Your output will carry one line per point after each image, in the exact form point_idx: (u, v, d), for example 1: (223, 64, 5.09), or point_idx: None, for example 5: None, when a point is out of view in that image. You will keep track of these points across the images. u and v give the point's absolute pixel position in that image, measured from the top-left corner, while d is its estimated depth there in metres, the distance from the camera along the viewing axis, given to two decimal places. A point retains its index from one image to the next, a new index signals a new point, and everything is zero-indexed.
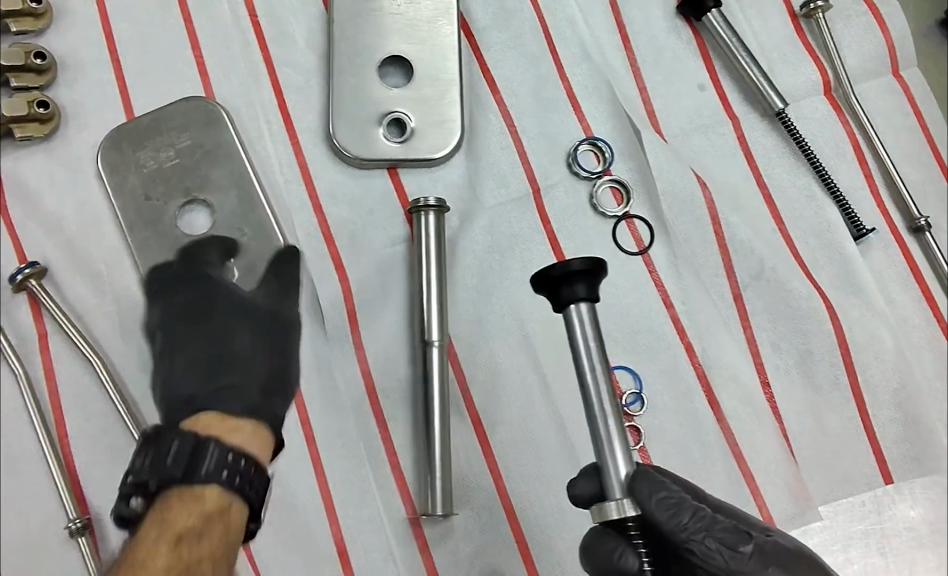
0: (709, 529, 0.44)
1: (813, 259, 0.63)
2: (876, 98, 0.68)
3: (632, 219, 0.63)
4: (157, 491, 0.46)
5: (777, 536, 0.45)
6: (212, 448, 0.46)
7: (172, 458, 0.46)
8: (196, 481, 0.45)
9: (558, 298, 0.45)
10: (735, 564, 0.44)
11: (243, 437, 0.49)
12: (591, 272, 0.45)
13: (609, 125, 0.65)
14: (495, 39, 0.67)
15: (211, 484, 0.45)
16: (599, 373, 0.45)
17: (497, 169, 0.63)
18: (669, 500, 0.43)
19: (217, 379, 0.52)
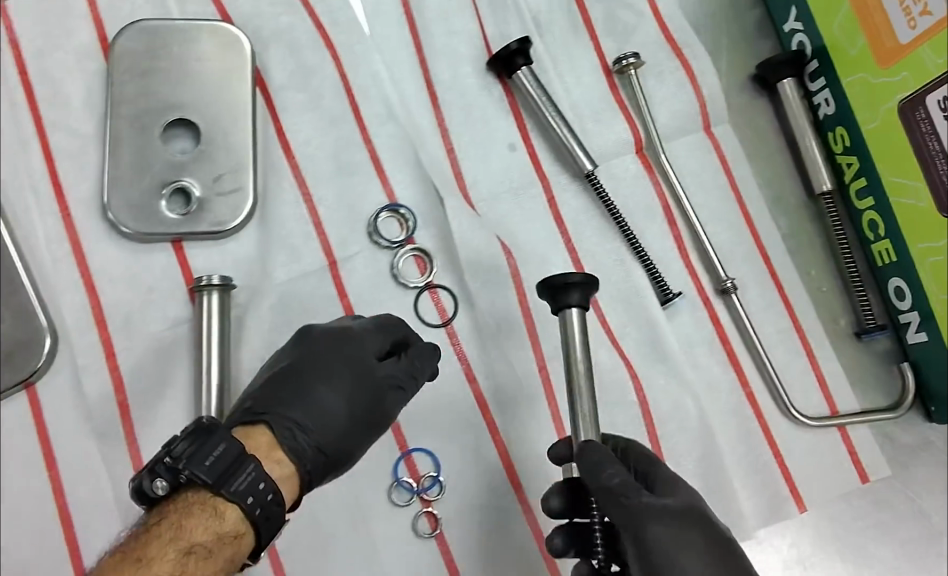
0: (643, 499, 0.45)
1: (620, 326, 0.62)
2: (685, 157, 0.67)
3: (435, 289, 0.61)
4: (186, 483, 0.43)
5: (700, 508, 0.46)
6: (253, 468, 0.44)
7: (213, 461, 0.43)
8: (222, 494, 0.43)
9: (555, 299, 0.50)
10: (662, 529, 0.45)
11: (280, 473, 0.47)
12: (589, 282, 0.50)
13: (413, 190, 0.63)
14: (293, 98, 0.64)
15: (235, 505, 0.43)
16: (581, 361, 0.49)
17: (289, 241, 0.60)
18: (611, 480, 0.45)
19: (307, 411, 0.49)
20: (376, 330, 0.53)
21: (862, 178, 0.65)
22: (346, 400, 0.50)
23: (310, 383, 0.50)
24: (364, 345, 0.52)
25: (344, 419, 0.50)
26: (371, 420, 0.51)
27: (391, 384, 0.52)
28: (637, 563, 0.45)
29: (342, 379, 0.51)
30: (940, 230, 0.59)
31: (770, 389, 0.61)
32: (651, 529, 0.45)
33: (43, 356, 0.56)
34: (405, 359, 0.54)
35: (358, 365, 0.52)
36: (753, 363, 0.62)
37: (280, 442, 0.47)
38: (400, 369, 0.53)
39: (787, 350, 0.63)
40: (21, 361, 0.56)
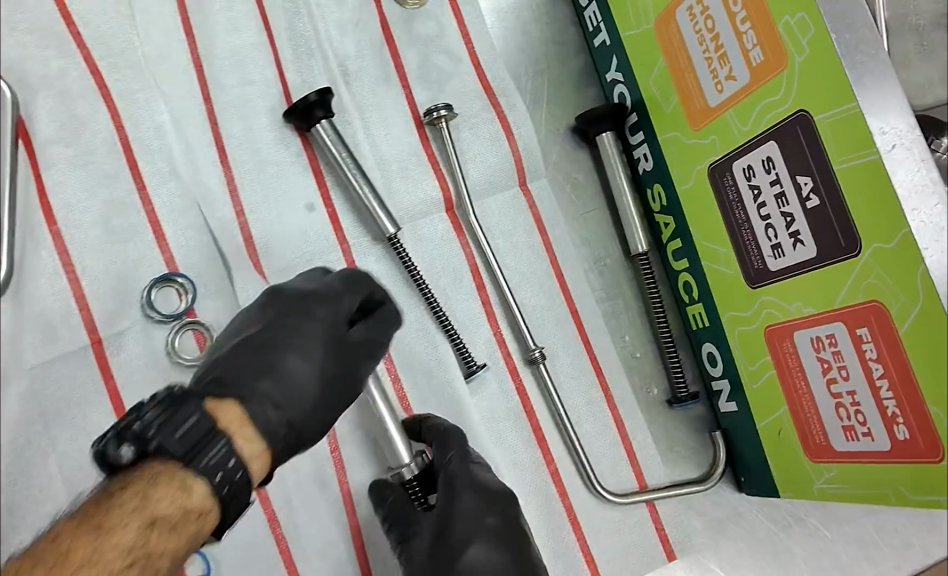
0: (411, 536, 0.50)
1: (421, 402, 0.58)
2: (498, 216, 0.64)
3: None
4: (153, 453, 0.39)
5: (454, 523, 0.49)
6: (222, 444, 0.39)
7: (183, 434, 0.39)
8: (191, 469, 0.39)
9: None
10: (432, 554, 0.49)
11: (252, 450, 0.41)
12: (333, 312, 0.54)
13: (195, 257, 0.58)
14: (59, 154, 0.57)
15: (200, 482, 0.39)
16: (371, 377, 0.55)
17: (45, 321, 0.54)
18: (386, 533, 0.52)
19: (302, 381, 0.45)
20: (347, 288, 0.49)
21: (677, 240, 0.62)
22: (319, 371, 0.46)
23: (268, 351, 0.45)
24: (321, 316, 0.47)
25: (314, 392, 0.45)
26: (338, 390, 0.47)
27: (362, 352, 0.49)
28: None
29: (312, 350, 0.46)
30: (746, 299, 0.56)
31: (577, 465, 0.59)
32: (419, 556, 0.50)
33: None
34: (366, 325, 0.50)
35: (324, 321, 0.47)
36: (559, 437, 0.59)
37: (250, 417, 0.42)
38: (363, 337, 0.50)
39: (595, 421, 0.61)
40: None
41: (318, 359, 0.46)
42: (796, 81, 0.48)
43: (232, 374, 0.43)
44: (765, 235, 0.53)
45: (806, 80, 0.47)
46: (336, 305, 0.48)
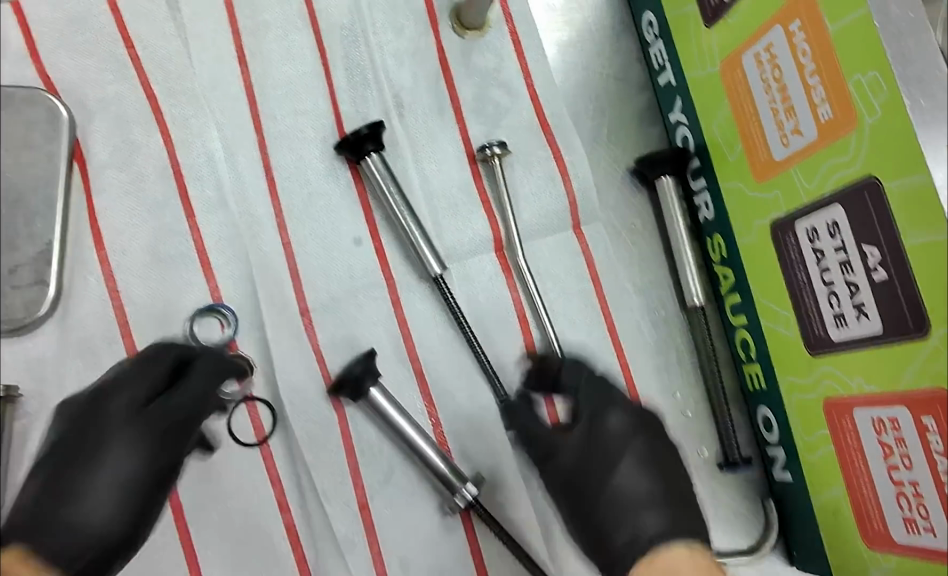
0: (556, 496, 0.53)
1: (461, 449, 0.57)
2: (549, 259, 0.62)
3: (254, 401, 0.55)
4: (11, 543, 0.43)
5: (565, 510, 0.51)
6: None
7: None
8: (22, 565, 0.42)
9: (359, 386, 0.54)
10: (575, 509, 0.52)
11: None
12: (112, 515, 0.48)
13: (240, 288, 0.58)
14: (113, 179, 0.58)
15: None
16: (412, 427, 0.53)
17: (89, 346, 0.55)
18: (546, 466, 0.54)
19: (99, 488, 0.45)
20: (159, 357, 0.52)
21: (736, 294, 0.59)
22: (142, 464, 0.47)
23: (90, 478, 0.46)
24: (115, 407, 0.49)
25: (102, 527, 0.45)
26: (162, 476, 0.48)
27: (170, 419, 0.49)
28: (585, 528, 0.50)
29: (129, 440, 0.47)
30: (804, 366, 0.53)
31: None
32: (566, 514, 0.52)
33: None
34: (160, 397, 0.50)
35: (97, 408, 0.49)
36: None
37: (34, 551, 0.43)
38: (184, 401, 0.50)
39: None
40: None
41: (108, 451, 0.47)
42: (865, 143, 0.45)
43: (43, 495, 0.45)
44: (828, 302, 0.50)
45: (876, 143, 0.44)
46: (128, 394, 0.49)
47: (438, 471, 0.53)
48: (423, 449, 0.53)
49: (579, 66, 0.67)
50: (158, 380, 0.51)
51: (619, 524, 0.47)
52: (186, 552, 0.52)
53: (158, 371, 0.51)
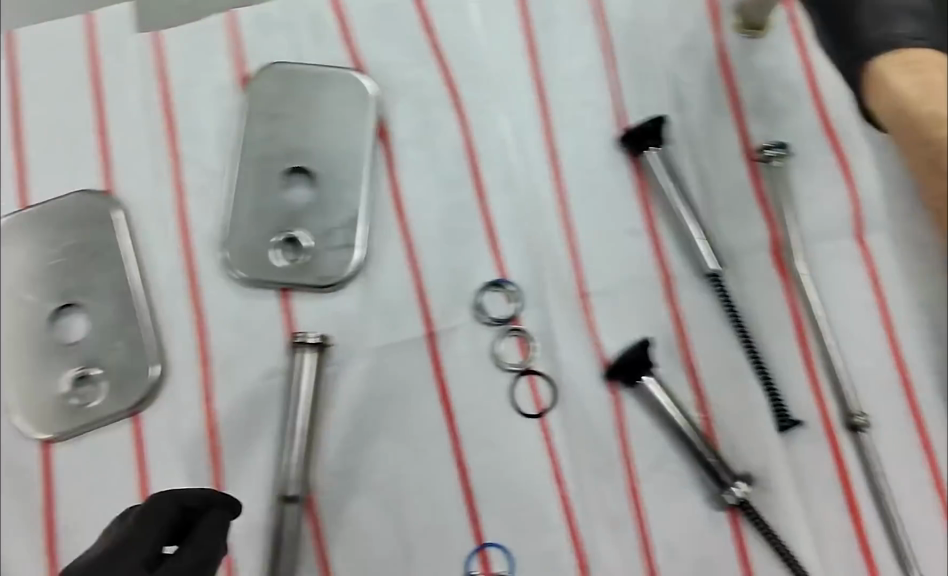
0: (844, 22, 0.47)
1: (732, 446, 0.57)
2: (828, 264, 0.60)
3: (534, 375, 0.58)
4: None
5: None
6: None
7: None
8: None
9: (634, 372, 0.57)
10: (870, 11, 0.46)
11: None
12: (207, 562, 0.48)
13: (524, 267, 0.61)
14: (412, 155, 0.63)
15: None
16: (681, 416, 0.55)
17: (389, 306, 0.59)
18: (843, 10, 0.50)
19: None
20: (146, 532, 0.47)
21: None
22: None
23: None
24: (133, 551, 0.46)
25: None
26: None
27: (146, 566, 0.46)
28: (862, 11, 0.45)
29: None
30: None
31: (891, 543, 0.55)
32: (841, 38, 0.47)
33: (150, 383, 0.57)
34: (139, 556, 0.46)
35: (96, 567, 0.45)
36: (876, 511, 0.56)
37: None
38: (185, 551, 0.47)
39: (916, 501, 0.56)
40: (129, 390, 0.57)
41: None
42: None
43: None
44: None
45: None
46: (130, 551, 0.46)
47: (707, 461, 0.55)
48: (693, 439, 0.55)
49: None
50: (161, 521, 0.48)
51: (879, 19, 0.44)
52: (470, 509, 0.56)
53: (151, 527, 0.47)
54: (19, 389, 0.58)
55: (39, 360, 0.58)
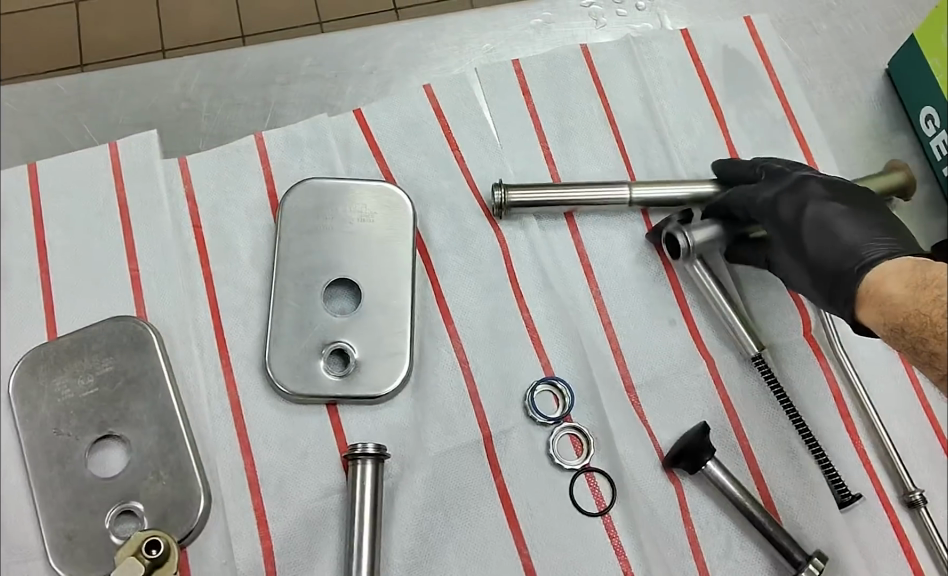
0: (805, 230, 0.56)
1: (797, 527, 0.57)
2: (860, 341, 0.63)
3: (591, 472, 0.57)
4: None
5: (782, 214, 0.58)
6: None
7: None
8: None
9: (705, 451, 0.56)
10: (831, 223, 0.55)
11: None
12: None
13: (569, 361, 0.61)
14: (451, 262, 0.63)
15: None
16: (742, 495, 0.55)
17: (445, 413, 0.59)
18: (787, 213, 0.57)
19: None
20: None
21: None
22: None
23: None
24: None
25: None
26: None
27: None
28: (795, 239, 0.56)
29: None
30: None
31: None
32: (841, 232, 0.54)
33: (196, 517, 0.55)
34: None
35: None
36: None
37: None
38: None
39: None
40: (173, 522, 0.55)
41: None
42: None
43: None
44: None
45: None
46: None
47: (779, 544, 0.54)
48: (758, 516, 0.55)
49: (636, 10, 0.74)
50: None
51: (838, 260, 0.53)
52: None
53: None
54: (52, 536, 0.55)
55: (73, 499, 0.56)
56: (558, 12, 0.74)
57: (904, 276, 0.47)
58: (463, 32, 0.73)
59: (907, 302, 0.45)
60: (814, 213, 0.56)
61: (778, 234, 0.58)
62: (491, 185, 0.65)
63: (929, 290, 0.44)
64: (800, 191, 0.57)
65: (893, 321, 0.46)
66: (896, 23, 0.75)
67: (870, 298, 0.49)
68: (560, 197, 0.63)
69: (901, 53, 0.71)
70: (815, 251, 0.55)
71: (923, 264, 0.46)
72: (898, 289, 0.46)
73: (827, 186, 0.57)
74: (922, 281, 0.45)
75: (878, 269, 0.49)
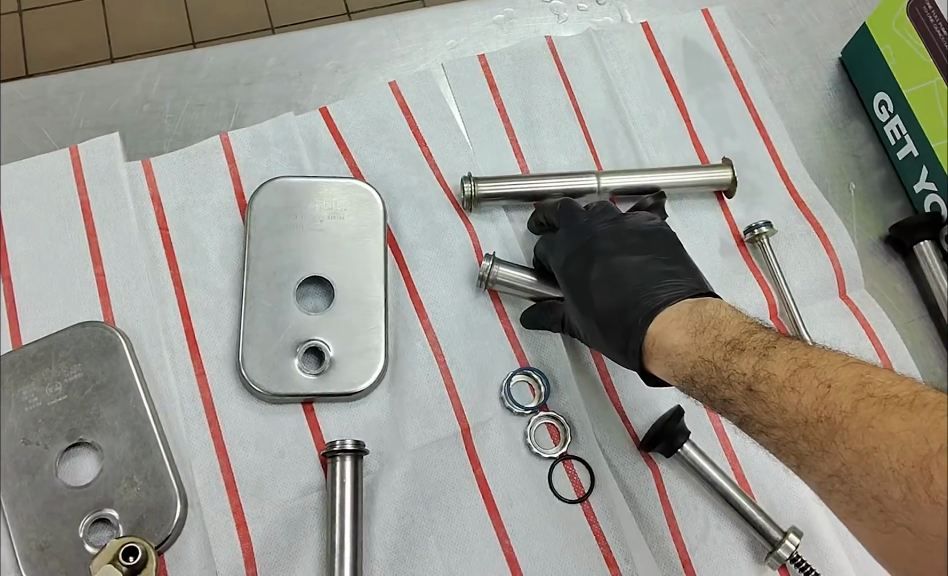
0: (598, 284, 0.56)
1: (771, 503, 0.58)
2: (823, 323, 0.65)
3: (569, 460, 0.58)
4: None
5: (592, 271, 0.57)
6: None
7: None
8: None
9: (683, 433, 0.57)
10: (607, 275, 0.56)
11: None
12: None
13: (544, 351, 0.61)
14: (423, 256, 0.64)
15: None
16: (718, 474, 0.56)
17: (422, 407, 0.59)
18: (587, 269, 0.57)
19: None
20: None
21: None
22: None
23: None
24: None
25: None
26: None
27: None
28: (592, 293, 0.56)
29: None
30: None
31: None
32: (600, 286, 0.56)
33: (174, 522, 0.54)
34: None
35: None
36: None
37: None
38: None
39: None
40: (150, 528, 0.54)
41: None
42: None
43: None
44: None
45: None
46: None
47: (752, 520, 0.56)
48: (732, 495, 0.56)
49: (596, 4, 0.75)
50: None
51: (609, 317, 0.54)
52: None
53: None
54: (23, 548, 0.53)
55: (44, 510, 0.54)
56: (520, 7, 0.74)
57: (683, 324, 0.50)
58: (427, 29, 0.73)
59: (690, 349, 0.48)
60: (599, 267, 0.57)
61: (579, 288, 0.57)
62: (461, 180, 0.66)
63: (710, 338, 0.48)
64: (593, 243, 0.58)
65: (683, 369, 0.49)
66: (848, 13, 0.77)
67: (653, 341, 0.51)
68: (531, 186, 0.64)
69: (853, 42, 0.73)
70: (601, 307, 0.55)
71: (697, 308, 0.50)
72: (680, 337, 0.50)
73: (613, 227, 0.59)
74: (702, 327, 0.49)
75: (656, 319, 0.51)
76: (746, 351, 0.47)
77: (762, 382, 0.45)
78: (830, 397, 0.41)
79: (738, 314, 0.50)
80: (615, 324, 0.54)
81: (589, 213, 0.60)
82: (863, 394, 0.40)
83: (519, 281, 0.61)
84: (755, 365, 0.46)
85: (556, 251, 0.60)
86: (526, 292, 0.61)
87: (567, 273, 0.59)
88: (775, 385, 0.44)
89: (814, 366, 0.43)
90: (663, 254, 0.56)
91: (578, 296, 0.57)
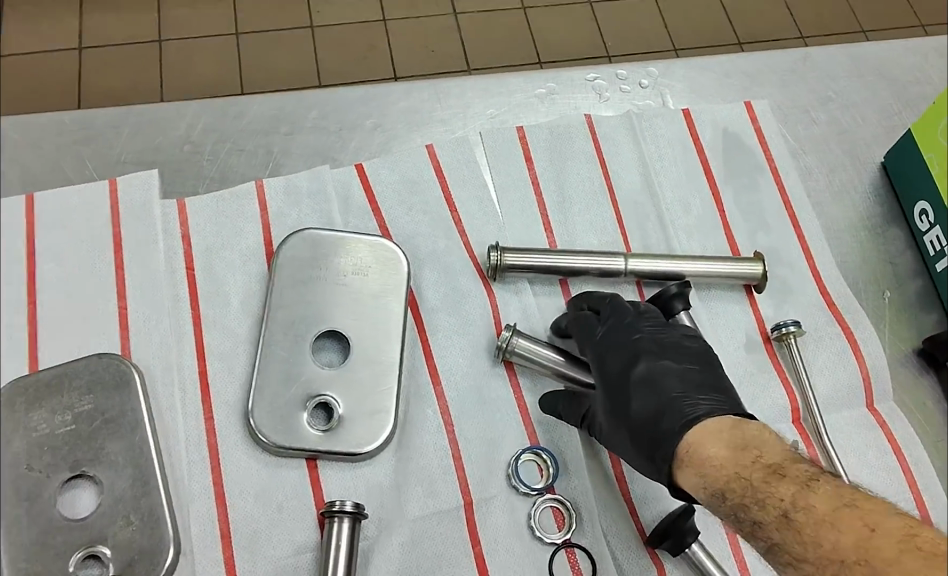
0: (636, 385, 0.55)
1: None
2: (847, 430, 0.63)
3: (572, 548, 0.56)
4: None
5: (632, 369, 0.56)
6: None
7: None
8: None
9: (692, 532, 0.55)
10: (647, 376, 0.55)
11: None
12: None
13: (555, 431, 0.60)
14: (443, 321, 0.63)
15: None
16: None
17: (427, 476, 0.58)
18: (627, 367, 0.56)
19: None
20: None
21: None
22: None
23: None
24: None
25: None
26: None
27: None
28: (630, 392, 0.54)
29: None
30: None
31: None
32: (639, 387, 0.54)
33: (163, 568, 0.53)
34: None
35: None
36: None
37: None
38: None
39: None
40: (140, 571, 0.53)
41: None
42: None
43: None
44: None
45: None
46: None
47: None
48: None
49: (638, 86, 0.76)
50: None
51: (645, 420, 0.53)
52: None
53: None
54: None
55: (37, 541, 0.52)
56: (562, 84, 0.75)
57: (724, 439, 0.48)
58: (469, 96, 0.74)
59: (730, 467, 0.46)
60: (639, 366, 0.55)
61: (614, 386, 0.56)
62: (488, 249, 0.66)
63: (751, 459, 0.46)
64: (636, 342, 0.57)
65: (717, 484, 0.46)
66: (892, 120, 0.77)
67: (688, 453, 0.48)
68: (557, 262, 0.64)
69: (895, 150, 0.73)
70: (637, 409, 0.53)
71: (741, 427, 0.48)
72: (718, 452, 0.47)
73: (656, 331, 0.58)
74: (743, 446, 0.47)
75: (697, 431, 0.49)
76: (786, 478, 0.45)
77: (800, 513, 0.43)
78: (874, 541, 0.40)
79: (780, 440, 0.48)
80: (650, 427, 0.52)
81: (635, 312, 0.59)
82: (910, 544, 0.40)
83: (541, 358, 0.60)
84: (795, 494, 0.44)
85: (597, 345, 0.58)
86: (548, 370, 0.60)
87: (604, 367, 0.57)
88: (815, 518, 0.42)
89: (859, 507, 0.42)
90: (704, 367, 0.55)
91: (613, 393, 0.56)
